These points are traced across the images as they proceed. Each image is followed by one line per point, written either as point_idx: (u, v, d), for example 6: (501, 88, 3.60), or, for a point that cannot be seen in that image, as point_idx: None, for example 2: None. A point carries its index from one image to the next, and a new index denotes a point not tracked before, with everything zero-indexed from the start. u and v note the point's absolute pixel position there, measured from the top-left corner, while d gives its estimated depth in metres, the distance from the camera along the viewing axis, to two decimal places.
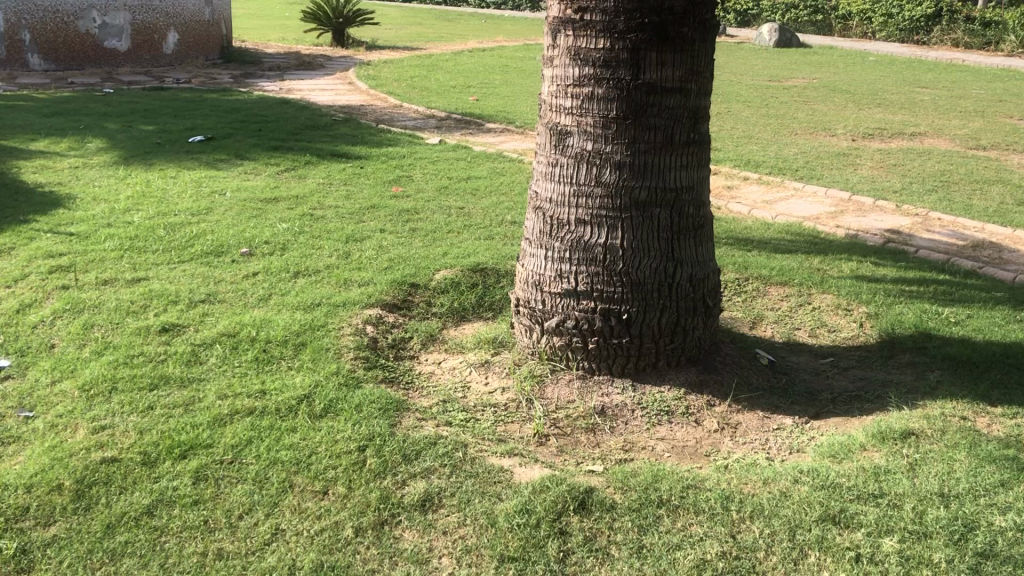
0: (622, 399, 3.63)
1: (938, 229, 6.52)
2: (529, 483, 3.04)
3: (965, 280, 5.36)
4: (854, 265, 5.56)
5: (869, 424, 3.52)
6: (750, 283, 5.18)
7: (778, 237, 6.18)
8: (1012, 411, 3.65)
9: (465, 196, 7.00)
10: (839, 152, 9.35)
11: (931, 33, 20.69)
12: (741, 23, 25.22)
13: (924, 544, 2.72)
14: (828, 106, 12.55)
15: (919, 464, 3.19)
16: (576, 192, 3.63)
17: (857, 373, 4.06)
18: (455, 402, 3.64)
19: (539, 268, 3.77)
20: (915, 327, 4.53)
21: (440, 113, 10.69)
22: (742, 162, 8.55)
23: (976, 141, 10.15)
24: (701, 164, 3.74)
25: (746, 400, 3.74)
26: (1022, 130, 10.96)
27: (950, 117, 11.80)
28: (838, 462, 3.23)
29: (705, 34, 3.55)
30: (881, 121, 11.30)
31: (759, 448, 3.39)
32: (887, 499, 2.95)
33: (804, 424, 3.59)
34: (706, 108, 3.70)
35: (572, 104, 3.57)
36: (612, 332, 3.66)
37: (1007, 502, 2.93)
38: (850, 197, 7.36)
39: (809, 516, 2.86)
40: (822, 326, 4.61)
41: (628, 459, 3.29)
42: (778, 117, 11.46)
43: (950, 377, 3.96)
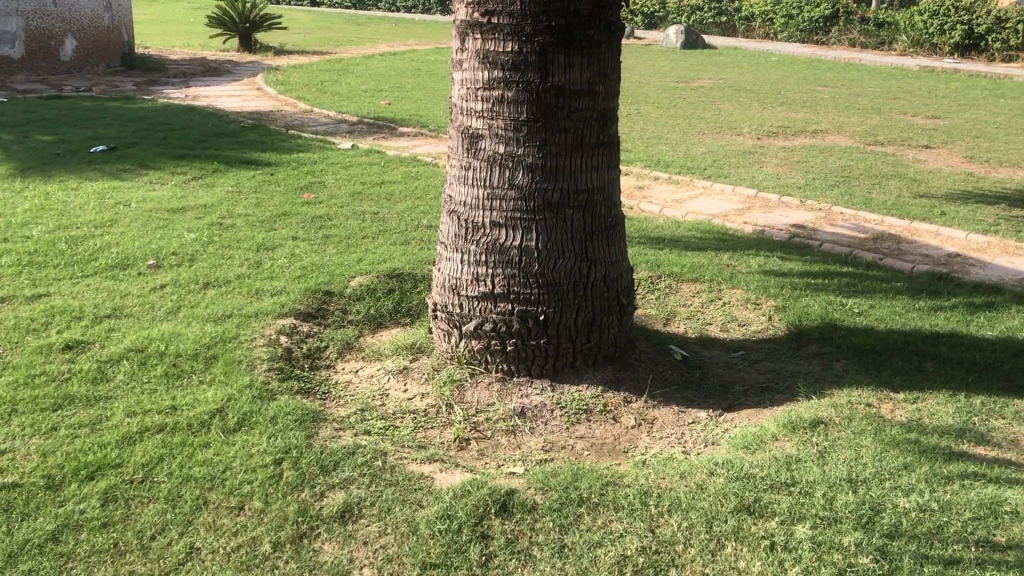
0: (541, 400, 3.65)
1: (841, 223, 6.74)
2: (449, 488, 3.03)
3: (866, 272, 5.55)
4: (762, 260, 5.71)
5: (779, 415, 3.61)
6: (662, 281, 5.28)
7: (689, 235, 6.31)
8: (913, 396, 3.80)
9: (379, 201, 6.94)
10: (745, 150, 9.60)
11: (829, 33, 21.42)
12: (648, 25, 25.65)
13: (834, 529, 2.80)
14: (733, 106, 12.88)
15: (829, 451, 3.29)
16: (489, 195, 3.63)
17: (767, 365, 4.17)
18: (374, 411, 3.60)
19: (455, 271, 3.76)
20: (820, 319, 4.68)
21: (351, 118, 10.58)
22: (652, 163, 8.70)
23: (873, 137, 10.55)
24: (612, 165, 3.79)
25: (661, 396, 3.80)
26: (915, 126, 11.43)
27: (849, 115, 12.23)
28: (751, 453, 3.30)
29: (611, 36, 3.60)
30: (784, 119, 11.65)
31: (675, 443, 3.45)
32: (799, 486, 3.04)
33: (718, 417, 3.67)
34: (614, 110, 3.75)
35: (482, 108, 3.57)
36: (530, 333, 3.68)
37: (911, 484, 3.05)
38: (755, 194, 7.54)
39: (725, 507, 2.92)
40: (733, 321, 4.72)
41: (548, 459, 3.31)
42: (685, 117, 11.70)
43: (855, 366, 4.11)
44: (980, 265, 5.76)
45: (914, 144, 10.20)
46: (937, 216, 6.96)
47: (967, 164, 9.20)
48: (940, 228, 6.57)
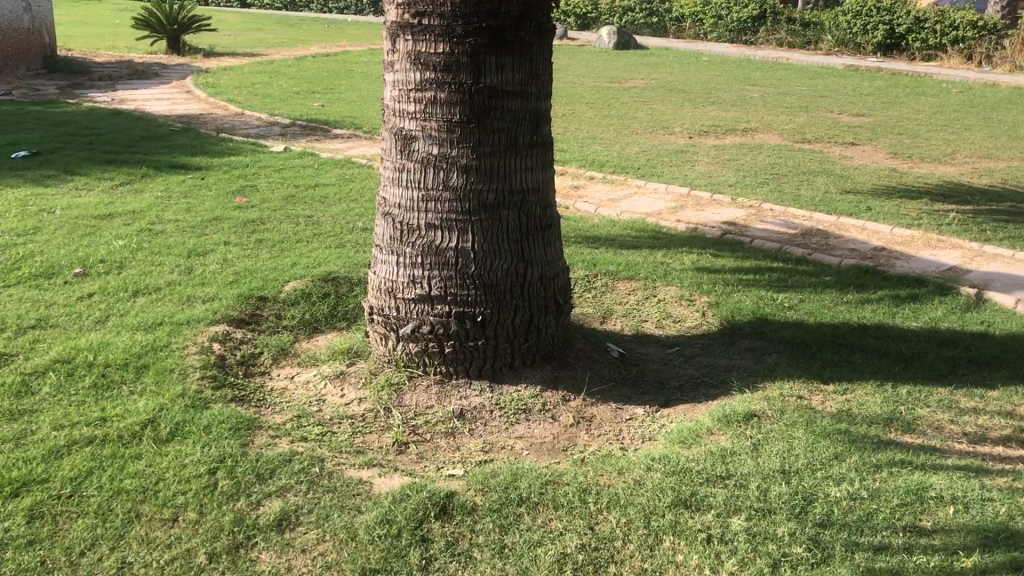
0: (480, 401, 3.65)
1: (771, 220, 6.88)
2: (388, 493, 3.01)
3: (796, 266, 5.67)
4: (695, 257, 5.79)
5: (714, 409, 3.67)
6: (599, 279, 5.32)
7: (624, 234, 6.37)
8: (842, 387, 3.90)
9: (313, 204, 6.86)
10: (678, 150, 9.73)
11: (757, 33, 21.83)
12: (581, 26, 25.81)
13: (769, 520, 2.86)
14: (665, 105, 13.03)
15: (762, 444, 3.35)
16: (424, 197, 3.62)
17: (701, 360, 4.24)
18: (310, 417, 3.56)
19: (391, 274, 3.74)
20: (752, 314, 4.77)
21: (283, 120, 10.45)
22: (587, 163, 8.76)
23: (801, 135, 10.77)
24: (546, 164, 3.80)
25: (599, 393, 3.83)
26: (841, 124, 11.70)
27: (777, 113, 12.49)
28: (686, 447, 3.35)
29: (542, 36, 3.61)
30: (716, 118, 11.85)
31: (613, 439, 3.48)
32: (734, 479, 3.09)
33: (655, 413, 3.71)
34: (547, 110, 3.76)
35: (415, 109, 3.56)
36: (468, 334, 3.67)
37: (842, 473, 3.13)
38: (688, 192, 7.66)
39: (663, 502, 2.96)
40: (668, 318, 4.78)
41: (488, 460, 3.31)
42: (619, 118, 11.80)
43: (786, 360, 4.19)
44: (904, 258, 5.93)
45: (841, 142, 10.44)
46: (863, 212, 7.14)
47: (891, 161, 9.45)
48: (866, 222, 6.74)
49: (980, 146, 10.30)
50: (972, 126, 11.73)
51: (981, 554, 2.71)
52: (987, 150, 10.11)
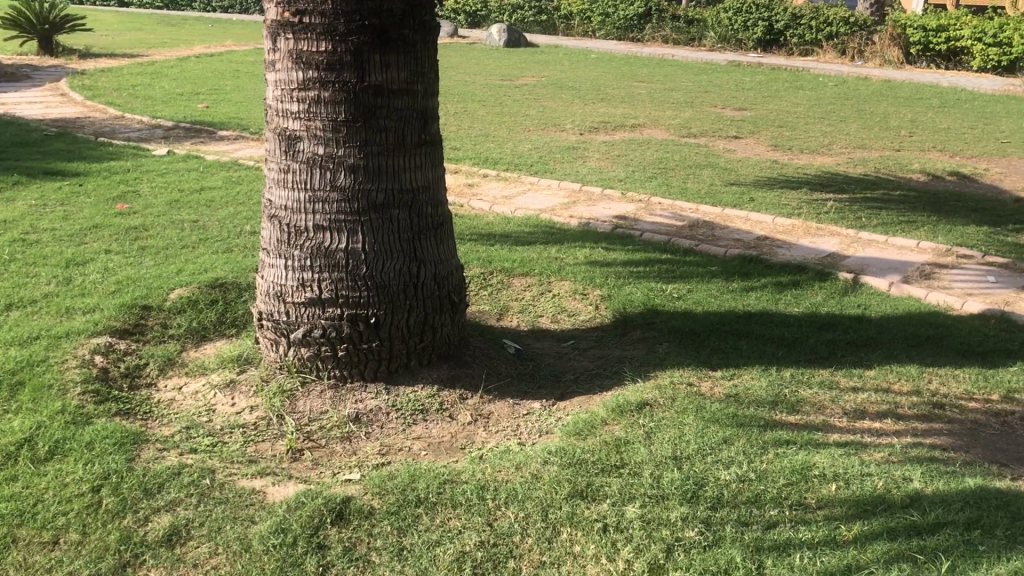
0: (376, 403, 3.61)
1: (659, 213, 7.03)
2: (283, 501, 2.95)
3: (684, 257, 5.81)
4: (587, 251, 5.87)
5: (607, 400, 3.73)
6: (494, 276, 5.34)
7: (517, 230, 6.41)
8: (730, 372, 4.02)
9: (199, 208, 6.66)
10: (569, 146, 9.84)
11: (643, 31, 22.27)
12: (472, 23, 25.92)
13: (662, 506, 2.92)
14: (556, 102, 13.15)
15: (654, 431, 3.42)
16: (311, 198, 3.55)
17: (595, 353, 4.30)
18: (200, 428, 3.46)
19: (280, 278, 3.66)
20: (643, 305, 4.87)
21: (166, 122, 10.10)
22: (479, 160, 8.77)
23: (687, 130, 11.05)
24: (435, 163, 3.79)
25: (495, 390, 3.84)
26: (725, 118, 12.06)
27: (665, 108, 12.78)
28: (582, 438, 3.40)
29: (426, 34, 3.60)
30: (606, 114, 12.03)
31: (511, 434, 3.50)
32: (628, 468, 3.15)
33: (551, 406, 3.75)
34: (433, 108, 3.75)
35: (299, 109, 3.49)
36: (361, 337, 3.63)
37: (730, 456, 3.22)
38: (579, 188, 7.75)
39: (560, 494, 2.99)
40: (563, 312, 4.83)
41: (385, 462, 3.28)
42: (509, 115, 11.86)
43: (676, 349, 4.29)
44: (786, 247, 6.14)
45: (725, 135, 10.74)
46: (746, 203, 7.37)
47: (773, 153, 9.77)
48: (749, 213, 6.96)
49: (854, 137, 10.75)
50: (847, 118, 12.24)
51: (860, 525, 2.83)
52: (861, 141, 10.57)
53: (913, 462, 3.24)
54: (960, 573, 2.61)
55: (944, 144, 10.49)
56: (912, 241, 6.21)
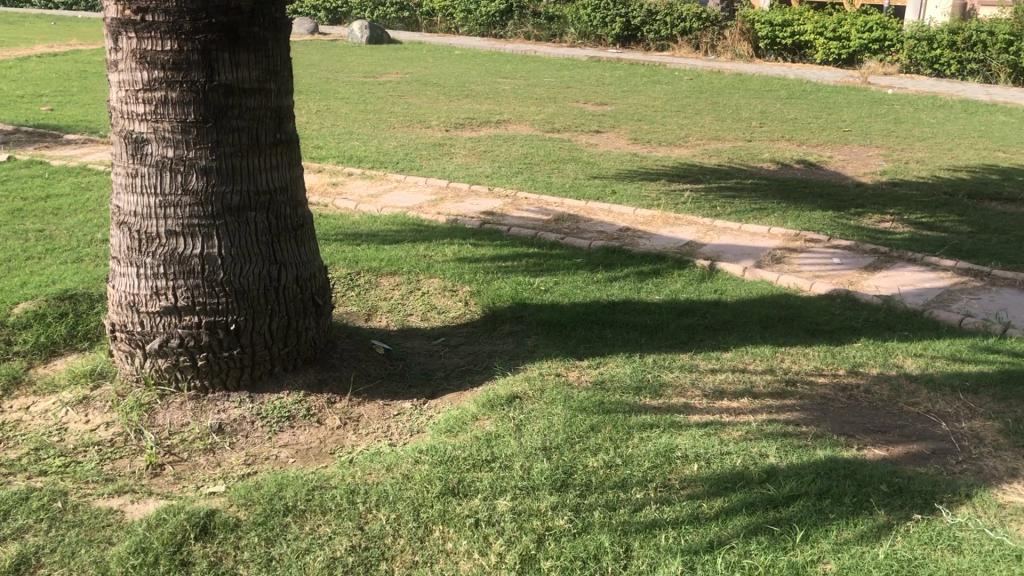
0: (240, 413, 3.51)
1: (526, 207, 7.11)
2: (143, 519, 2.84)
3: (551, 250, 5.89)
4: (455, 248, 5.88)
5: (478, 395, 3.74)
6: (361, 276, 5.27)
7: (385, 228, 6.36)
8: (596, 361, 4.10)
9: (44, 216, 6.30)
10: (435, 142, 9.83)
11: (505, 27, 22.45)
12: (333, 20, 25.58)
13: (532, 497, 2.96)
14: (420, 99, 13.09)
15: (524, 424, 3.46)
16: (162, 203, 3.41)
17: (465, 349, 4.30)
18: (51, 448, 3.28)
19: (132, 287, 3.51)
20: (511, 299, 4.91)
21: (6, 126, 9.50)
22: (344, 159, 8.64)
23: (551, 125, 11.21)
24: (292, 163, 3.71)
25: (364, 392, 3.79)
26: (588, 113, 12.29)
27: (529, 104, 12.93)
28: (452, 435, 3.40)
29: (277, 32, 3.51)
30: (471, 110, 12.08)
31: (381, 436, 3.46)
32: (499, 461, 3.18)
33: (422, 405, 3.73)
34: (288, 107, 3.66)
35: (145, 110, 3.35)
36: (221, 345, 3.52)
37: (597, 444, 3.29)
38: (447, 184, 7.75)
39: (430, 493, 2.98)
40: (432, 309, 4.81)
41: (252, 472, 3.19)
42: (373, 112, 11.74)
43: (544, 341, 4.35)
44: (647, 237, 6.31)
45: (588, 130, 10.95)
46: (609, 195, 7.54)
47: (634, 146, 10.03)
48: (612, 205, 7.12)
49: (710, 129, 11.16)
50: (702, 111, 12.69)
51: (721, 502, 2.95)
52: (716, 132, 10.98)
53: (769, 438, 3.40)
54: (813, 541, 2.76)
55: (791, 133, 11.01)
56: (764, 228, 6.50)
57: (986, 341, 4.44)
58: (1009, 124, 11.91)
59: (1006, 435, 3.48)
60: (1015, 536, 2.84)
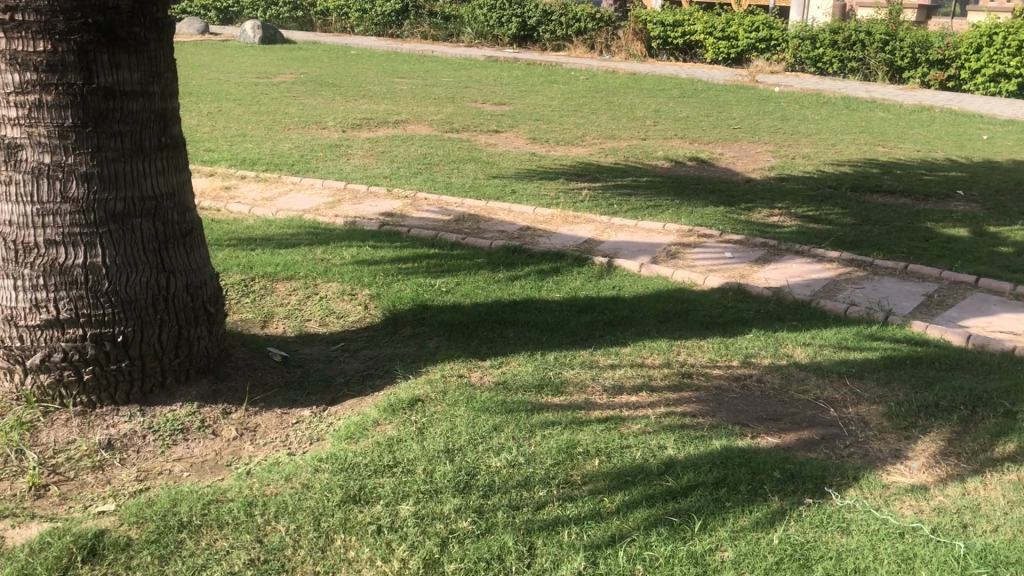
0: (130, 427, 3.39)
1: (425, 208, 7.07)
2: (26, 544, 2.70)
3: (451, 251, 5.87)
4: (354, 251, 5.80)
5: (379, 400, 3.70)
6: (256, 282, 5.15)
7: (280, 232, 6.23)
8: (498, 361, 4.11)
9: None
10: (331, 143, 9.68)
11: (401, 27, 22.31)
12: (224, 20, 25.02)
13: (435, 501, 2.94)
14: (316, 99, 12.89)
15: (426, 427, 3.44)
16: (39, 211, 3.26)
17: (365, 353, 4.25)
18: None
19: (8, 300, 3.33)
20: (411, 301, 4.88)
21: None
22: (237, 162, 8.43)
23: (450, 125, 11.18)
24: (179, 167, 3.59)
25: (262, 401, 3.70)
26: (486, 113, 12.31)
27: (426, 104, 12.87)
28: (353, 441, 3.35)
29: (159, 32, 3.40)
30: (367, 111, 11.94)
31: (280, 446, 3.39)
32: (400, 466, 3.14)
33: (322, 412, 3.66)
34: (173, 110, 3.54)
35: (17, 114, 3.18)
36: (109, 358, 3.38)
37: (500, 443, 3.30)
38: (344, 185, 7.64)
39: (331, 501, 2.93)
40: (331, 314, 4.74)
41: (144, 488, 3.08)
42: (267, 113, 11.49)
43: (446, 342, 4.33)
44: (546, 236, 6.36)
45: (486, 129, 10.96)
46: (508, 195, 7.57)
47: (532, 145, 10.10)
48: (512, 205, 7.15)
49: (606, 128, 11.32)
50: (598, 110, 12.86)
51: (622, 495, 3.00)
52: (612, 131, 11.15)
53: (667, 430, 3.46)
54: (711, 529, 2.83)
55: (684, 131, 11.27)
56: (659, 225, 6.62)
57: (870, 329, 4.63)
58: (887, 120, 12.45)
59: (889, 418, 3.64)
60: (899, 515, 2.96)
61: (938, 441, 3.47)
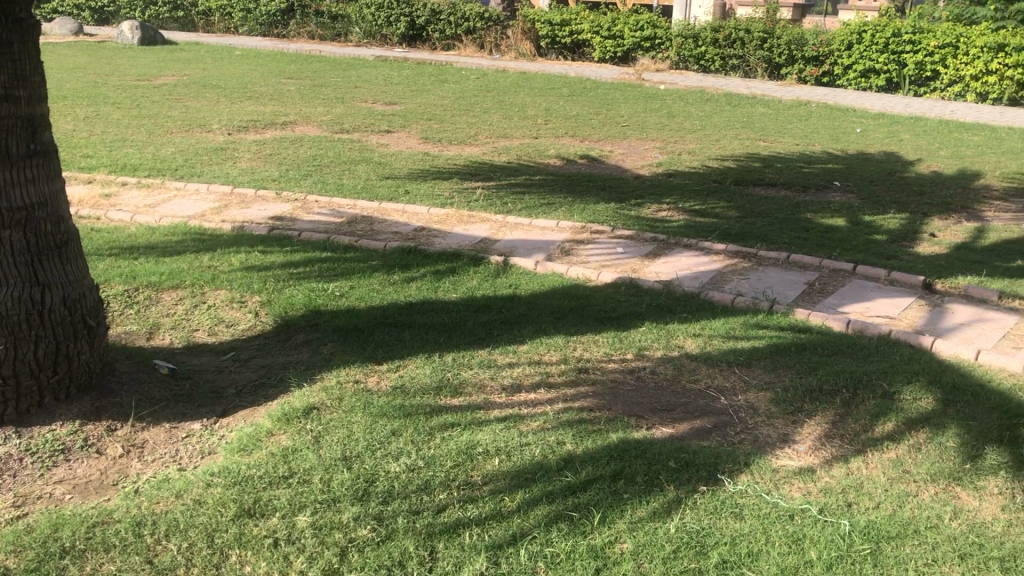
0: (5, 451, 3.21)
1: (317, 211, 6.95)
2: None
3: (344, 254, 5.79)
4: (242, 257, 5.65)
5: (272, 409, 3.61)
6: (140, 293, 4.96)
7: (164, 240, 6.02)
8: (394, 364, 4.07)
9: None
10: (217, 147, 9.40)
11: (287, 26, 21.87)
12: (100, 20, 24.09)
13: (333, 510, 2.89)
14: (199, 102, 12.50)
15: (321, 435, 3.37)
16: None
17: (257, 362, 4.14)
18: None
19: None
20: (304, 306, 4.78)
21: None
22: (116, 168, 8.10)
23: (339, 126, 11.01)
24: (52, 175, 3.42)
25: (149, 416, 3.57)
26: (376, 113, 12.18)
27: (315, 105, 12.65)
28: (246, 453, 3.26)
29: (23, 33, 3.23)
30: (254, 113, 11.64)
31: (169, 461, 3.27)
32: (296, 477, 3.08)
33: (213, 425, 3.55)
34: (43, 115, 3.38)
35: None
36: None
37: (399, 448, 3.27)
38: (231, 190, 7.44)
39: (224, 516, 2.85)
40: (220, 323, 4.60)
41: (23, 513, 2.92)
42: (148, 117, 11.08)
43: (340, 347, 4.26)
44: (441, 236, 6.33)
45: (377, 130, 10.84)
46: (401, 196, 7.51)
47: (424, 145, 10.04)
48: (405, 206, 7.09)
49: (497, 127, 11.35)
50: (489, 109, 12.89)
51: (522, 493, 3.01)
52: (503, 130, 11.19)
53: (564, 426, 3.50)
54: (610, 522, 2.87)
55: (575, 129, 11.40)
56: (553, 222, 6.68)
57: (756, 318, 4.78)
58: (767, 115, 12.89)
59: (777, 404, 3.77)
60: (788, 498, 3.07)
61: (822, 424, 3.61)
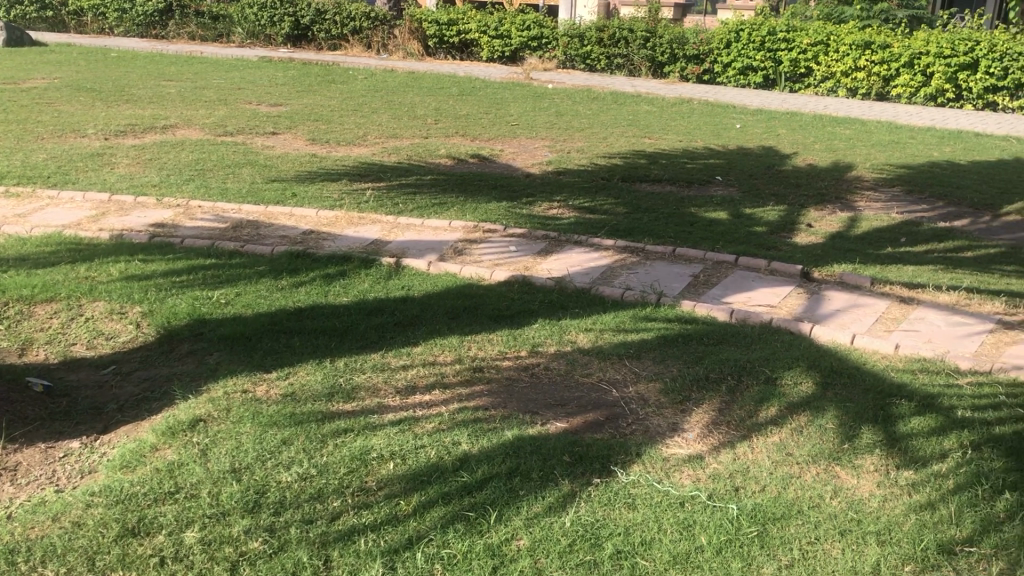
0: None
1: (200, 216, 6.74)
2: None
3: (229, 260, 5.63)
4: (121, 266, 5.43)
5: (156, 423, 3.48)
6: (11, 307, 4.72)
7: (36, 251, 5.73)
8: (284, 372, 3.98)
9: None
10: (92, 153, 9.01)
11: (165, 27, 21.16)
12: None
13: (222, 524, 2.81)
14: (72, 106, 11.96)
15: (209, 448, 3.28)
16: None
17: (140, 375, 3.99)
18: None
19: None
20: (188, 316, 4.63)
21: None
22: None
23: (222, 129, 10.70)
24: None
25: (23, 437, 3.39)
26: (261, 114, 11.90)
27: (196, 107, 12.27)
28: (129, 470, 3.14)
29: None
30: (131, 117, 11.22)
31: (45, 483, 3.11)
32: (183, 492, 2.98)
33: (93, 442, 3.40)
34: None
35: None
36: None
37: (290, 457, 3.20)
38: (108, 197, 7.14)
39: (107, 537, 2.74)
40: (99, 336, 4.41)
41: None
42: (16, 122, 10.54)
43: (228, 357, 4.15)
44: (330, 239, 6.24)
45: (262, 132, 10.59)
46: (289, 199, 7.36)
47: (312, 147, 9.86)
48: (292, 209, 6.95)
49: (386, 127, 11.25)
50: (378, 109, 12.76)
51: (417, 496, 2.99)
52: (392, 130, 11.10)
53: (459, 426, 3.49)
54: (506, 520, 2.89)
55: (464, 129, 11.41)
56: (444, 222, 6.66)
57: (645, 310, 4.88)
58: (652, 113, 13.17)
59: (666, 394, 3.85)
60: (678, 485, 3.15)
61: (709, 411, 3.71)
